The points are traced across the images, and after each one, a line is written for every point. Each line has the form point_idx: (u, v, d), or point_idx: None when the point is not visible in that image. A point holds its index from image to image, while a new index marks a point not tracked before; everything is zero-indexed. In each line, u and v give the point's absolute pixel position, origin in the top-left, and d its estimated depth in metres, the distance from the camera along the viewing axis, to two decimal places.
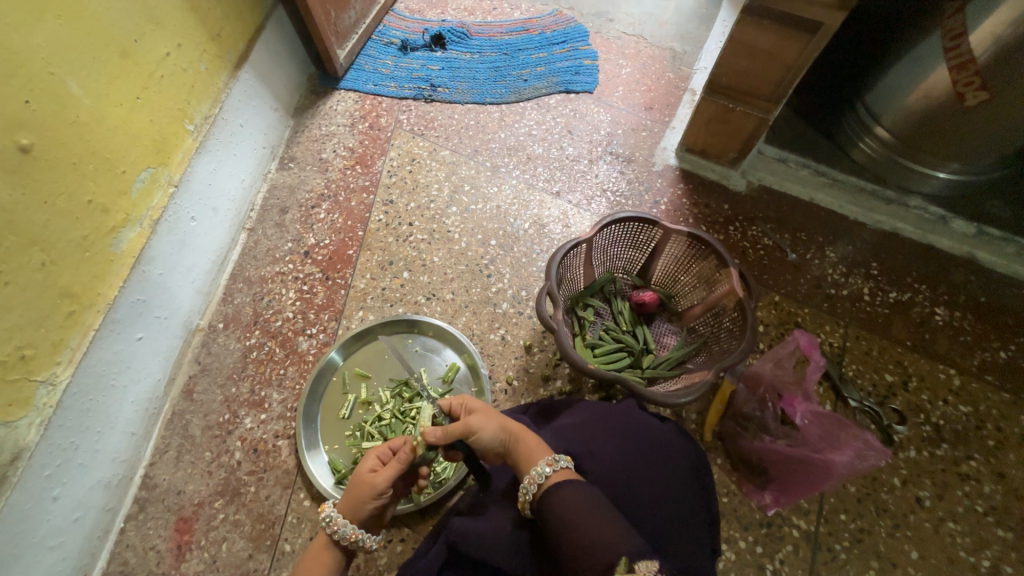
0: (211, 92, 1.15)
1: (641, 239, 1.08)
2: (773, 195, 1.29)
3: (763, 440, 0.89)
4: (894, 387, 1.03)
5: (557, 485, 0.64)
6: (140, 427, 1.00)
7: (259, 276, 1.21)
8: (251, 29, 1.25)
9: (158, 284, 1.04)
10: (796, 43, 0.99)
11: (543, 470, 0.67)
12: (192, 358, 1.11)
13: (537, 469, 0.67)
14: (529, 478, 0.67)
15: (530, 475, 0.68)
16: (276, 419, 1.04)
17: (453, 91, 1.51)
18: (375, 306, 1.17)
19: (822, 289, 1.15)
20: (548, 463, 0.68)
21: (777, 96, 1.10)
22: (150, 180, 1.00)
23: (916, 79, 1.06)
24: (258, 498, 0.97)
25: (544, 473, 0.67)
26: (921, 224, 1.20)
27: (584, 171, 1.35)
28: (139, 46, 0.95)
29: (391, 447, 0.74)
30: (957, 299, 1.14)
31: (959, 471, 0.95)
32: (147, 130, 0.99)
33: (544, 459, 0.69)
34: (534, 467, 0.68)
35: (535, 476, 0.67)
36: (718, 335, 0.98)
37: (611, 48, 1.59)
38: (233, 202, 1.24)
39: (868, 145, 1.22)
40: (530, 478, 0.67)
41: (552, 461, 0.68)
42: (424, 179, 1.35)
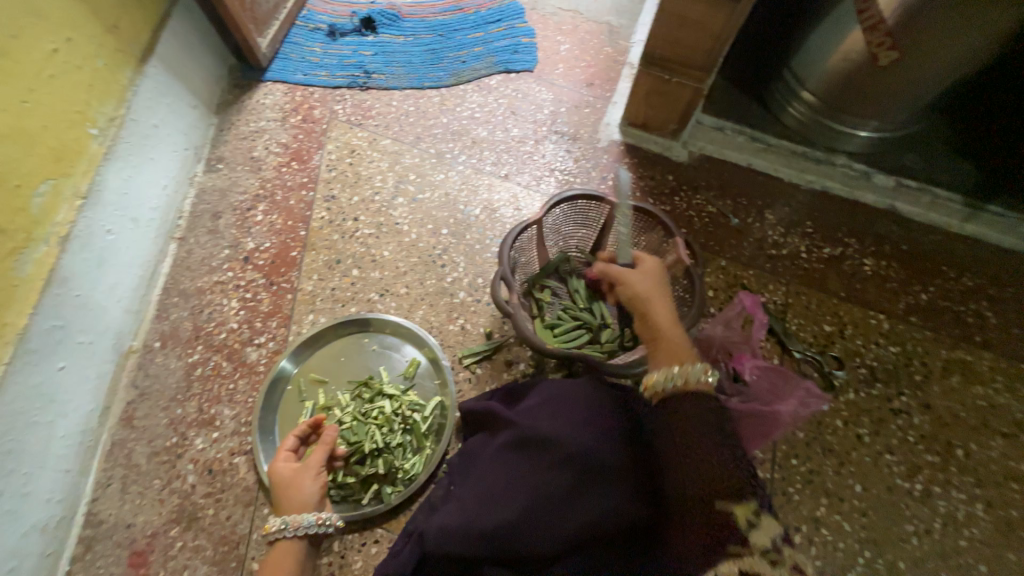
0: (115, 91, 1.04)
1: (590, 216, 1.08)
2: (713, 163, 1.32)
3: (720, 399, 0.92)
4: (831, 335, 1.10)
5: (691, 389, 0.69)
6: (75, 463, 0.93)
7: (196, 288, 1.13)
8: (154, 19, 1.14)
9: (78, 306, 0.95)
10: (721, 12, 1.01)
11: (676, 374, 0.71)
12: (128, 383, 1.03)
13: (693, 370, 0.70)
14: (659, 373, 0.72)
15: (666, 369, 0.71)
16: (230, 436, 0.99)
17: (389, 77, 1.45)
18: (326, 308, 1.12)
19: (764, 250, 1.21)
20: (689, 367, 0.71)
21: (709, 65, 1.12)
22: (52, 194, 0.90)
23: (834, 41, 1.11)
24: (218, 520, 0.92)
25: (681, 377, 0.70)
26: (848, 181, 1.28)
27: (531, 152, 1.34)
28: (18, 42, 0.84)
29: (290, 445, 0.82)
30: (883, 249, 1.22)
31: (891, 407, 1.03)
32: (41, 138, 0.88)
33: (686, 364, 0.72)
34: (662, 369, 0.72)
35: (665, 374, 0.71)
36: (670, 303, 1.01)
37: (548, 24, 1.56)
38: (156, 210, 1.14)
39: (796, 109, 1.27)
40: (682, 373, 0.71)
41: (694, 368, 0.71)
42: (366, 172, 1.30)
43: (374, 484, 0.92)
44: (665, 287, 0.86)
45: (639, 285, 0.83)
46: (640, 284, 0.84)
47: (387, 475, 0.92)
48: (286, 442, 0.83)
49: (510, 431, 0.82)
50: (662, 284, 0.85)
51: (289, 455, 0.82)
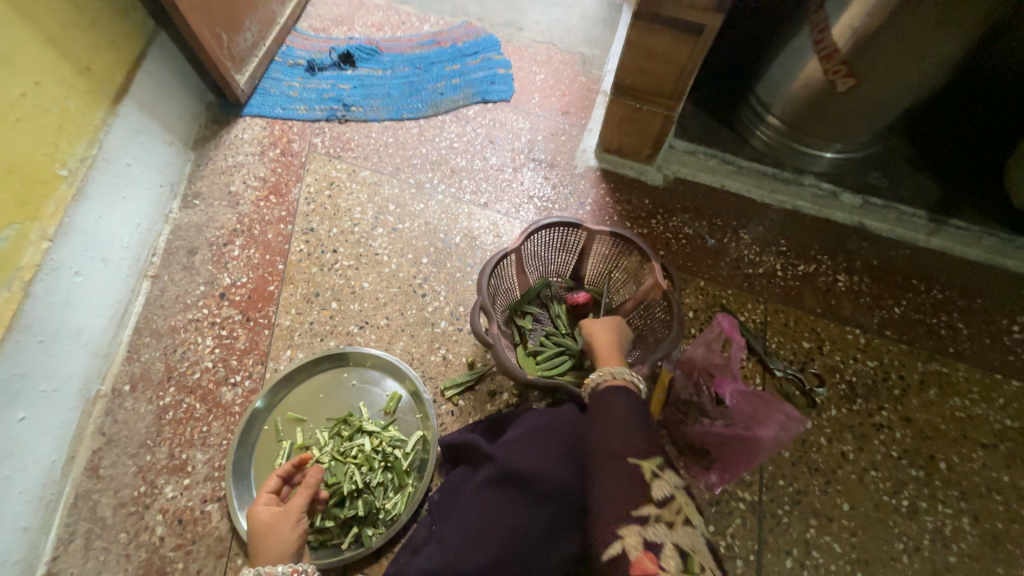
0: (86, 132, 1.03)
1: (569, 243, 1.09)
2: (687, 186, 1.36)
3: (703, 423, 0.92)
4: (811, 352, 1.11)
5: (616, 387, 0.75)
6: (35, 519, 0.88)
7: (169, 327, 1.10)
8: (128, 59, 1.14)
9: (41, 352, 0.91)
10: (685, 45, 1.05)
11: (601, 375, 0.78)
12: (95, 430, 0.98)
13: (602, 371, 0.79)
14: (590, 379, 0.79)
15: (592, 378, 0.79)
16: (202, 482, 0.95)
17: (367, 110, 1.46)
18: (305, 342, 1.10)
19: (741, 270, 1.23)
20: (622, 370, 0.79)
21: (676, 94, 1.16)
22: (16, 238, 0.88)
23: (795, 69, 1.16)
24: (189, 574, 0.87)
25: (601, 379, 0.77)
26: (817, 200, 1.32)
27: (510, 180, 1.36)
28: None
29: (271, 488, 0.80)
30: (854, 265, 1.25)
31: (873, 422, 1.04)
32: (6, 182, 0.87)
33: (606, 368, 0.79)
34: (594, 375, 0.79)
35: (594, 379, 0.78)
36: (651, 327, 1.01)
37: (524, 55, 1.61)
38: (127, 248, 1.12)
39: (763, 132, 1.32)
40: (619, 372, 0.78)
41: (613, 372, 0.78)
42: (345, 203, 1.30)
43: (354, 527, 0.88)
44: (620, 350, 0.89)
45: (602, 333, 0.90)
46: (600, 327, 0.92)
47: (368, 517, 0.89)
48: (267, 485, 0.81)
49: (488, 468, 0.81)
50: (615, 344, 0.89)
51: (269, 499, 0.79)
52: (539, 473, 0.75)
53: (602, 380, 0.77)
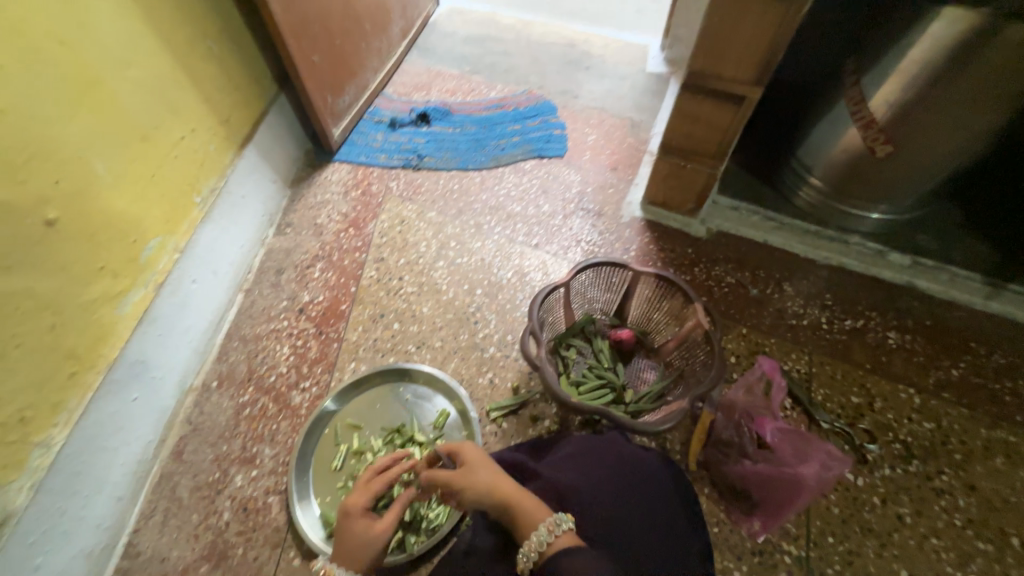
0: (218, 168, 1.26)
1: (614, 282, 1.17)
2: (730, 239, 1.42)
3: (744, 464, 0.92)
4: (861, 408, 1.09)
5: (564, 550, 0.69)
6: (127, 491, 0.99)
7: (254, 334, 1.26)
8: (255, 114, 1.41)
9: (157, 344, 1.08)
10: (728, 112, 1.17)
11: (544, 536, 0.70)
12: (183, 419, 1.12)
13: (539, 533, 0.71)
14: (529, 544, 0.71)
15: (530, 541, 0.71)
16: (267, 474, 1.04)
17: (438, 160, 1.67)
18: (367, 357, 1.21)
19: (784, 320, 1.25)
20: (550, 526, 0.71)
21: (720, 154, 1.27)
22: (158, 248, 1.08)
23: (836, 135, 1.25)
24: (246, 560, 0.95)
25: (545, 540, 0.70)
26: (864, 258, 1.34)
27: (560, 225, 1.49)
28: (157, 131, 1.08)
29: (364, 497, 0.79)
30: (905, 324, 1.24)
31: (933, 487, 0.99)
32: (159, 203, 1.08)
33: (544, 521, 0.72)
34: (534, 533, 0.72)
35: (536, 543, 0.70)
36: (692, 367, 1.05)
37: (577, 119, 1.80)
38: (231, 265, 1.32)
39: (806, 192, 1.38)
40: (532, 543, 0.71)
41: (554, 524, 0.71)
42: (412, 238, 1.46)
43: (398, 532, 0.93)
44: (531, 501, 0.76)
45: (476, 459, 0.81)
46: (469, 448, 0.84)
47: (411, 523, 0.94)
48: (362, 493, 0.79)
49: (534, 481, 0.88)
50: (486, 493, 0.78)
51: (364, 508, 0.79)
52: (583, 490, 0.82)
53: (546, 542, 0.70)
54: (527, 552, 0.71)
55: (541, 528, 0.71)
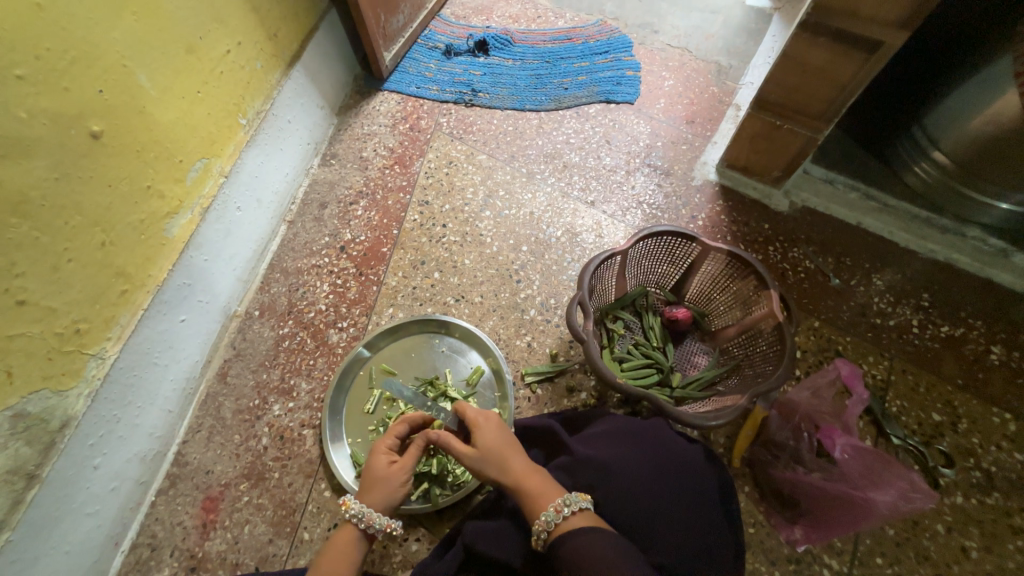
0: (264, 89, 1.19)
1: (677, 255, 1.05)
2: (817, 217, 1.24)
3: (796, 471, 0.86)
4: (941, 427, 0.97)
5: (575, 530, 0.66)
6: (176, 405, 1.05)
7: (296, 268, 1.25)
8: (304, 30, 1.30)
9: (203, 269, 1.08)
10: (852, 62, 0.95)
11: (553, 516, 0.68)
12: (228, 343, 1.15)
13: (547, 514, 0.68)
14: (539, 523, 0.68)
15: (540, 520, 0.69)
16: (303, 408, 1.07)
17: (493, 97, 1.52)
18: (405, 304, 1.18)
19: (866, 317, 1.10)
20: (557, 506, 0.68)
21: (827, 116, 1.06)
22: (203, 170, 1.05)
23: (980, 102, 1.01)
24: (281, 484, 0.99)
25: (554, 520, 0.67)
26: (979, 256, 1.15)
27: (621, 182, 1.34)
28: (203, 42, 1.00)
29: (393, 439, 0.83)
30: (1015, 338, 1.07)
31: (1011, 524, 0.89)
32: (204, 123, 1.03)
33: (555, 501, 0.69)
34: (543, 512, 0.69)
35: (545, 522, 0.68)
36: (752, 359, 0.95)
37: (655, 59, 1.57)
38: (276, 194, 1.28)
39: (923, 169, 1.16)
40: (540, 523, 0.68)
41: (563, 504, 0.68)
42: (460, 182, 1.37)
43: (424, 483, 0.93)
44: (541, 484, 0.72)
45: (491, 438, 0.78)
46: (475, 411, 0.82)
47: (438, 476, 0.94)
48: (390, 434, 0.84)
49: (565, 455, 0.83)
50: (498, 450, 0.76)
51: (390, 448, 0.83)
52: (614, 472, 0.77)
53: (555, 521, 0.67)
54: (537, 530, 0.68)
55: (548, 508, 0.69)
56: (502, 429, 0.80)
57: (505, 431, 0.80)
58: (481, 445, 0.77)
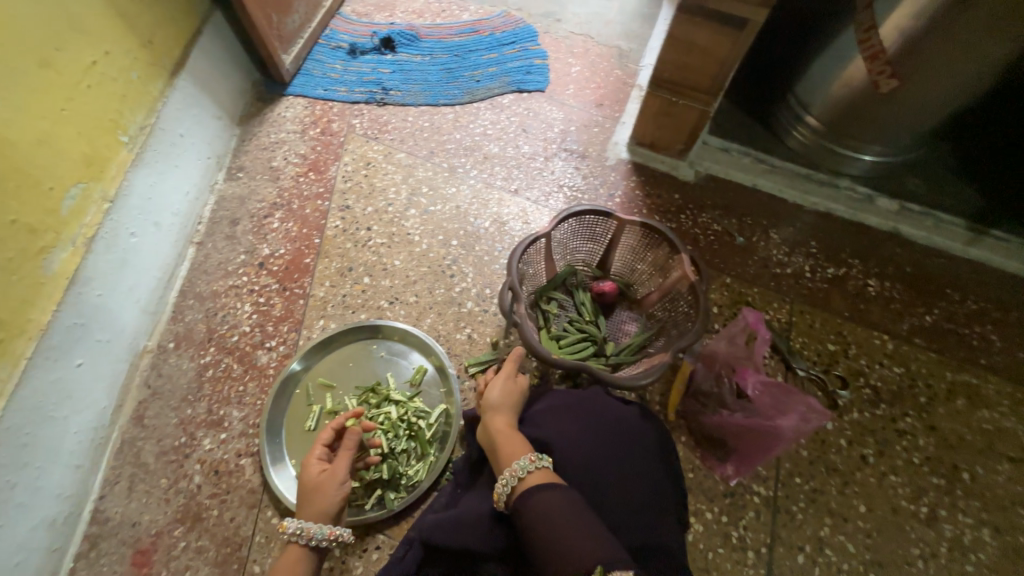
0: (146, 101, 1.09)
1: (598, 231, 1.10)
2: (719, 183, 1.35)
3: (722, 414, 0.94)
4: (835, 354, 1.11)
5: (540, 482, 0.70)
6: (86, 459, 0.94)
7: (211, 291, 1.16)
8: (186, 36, 1.20)
9: (98, 305, 0.98)
10: (728, 38, 1.04)
11: (525, 464, 0.72)
12: (141, 382, 1.05)
13: (519, 464, 0.73)
14: (511, 469, 0.73)
15: (511, 469, 0.73)
16: (237, 437, 1.00)
17: (405, 94, 1.50)
18: (337, 314, 1.14)
19: (768, 269, 1.23)
20: (531, 459, 0.73)
21: (715, 89, 1.16)
22: (81, 197, 0.94)
23: (835, 68, 1.15)
24: (222, 521, 0.93)
25: (526, 468, 0.72)
26: (853, 203, 1.31)
27: (541, 168, 1.38)
28: (61, 54, 0.89)
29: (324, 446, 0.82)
30: (886, 271, 1.24)
31: (897, 428, 1.03)
32: (75, 144, 0.93)
33: (529, 454, 0.75)
34: (517, 461, 0.73)
35: (516, 470, 0.72)
36: (675, 319, 1.02)
37: (560, 47, 1.62)
38: (177, 215, 1.18)
39: (800, 132, 1.31)
40: (512, 470, 0.72)
41: (537, 457, 0.73)
42: (380, 183, 1.34)
43: (377, 490, 0.92)
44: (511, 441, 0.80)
45: (500, 395, 0.88)
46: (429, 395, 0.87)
47: (391, 481, 0.93)
48: (319, 443, 0.82)
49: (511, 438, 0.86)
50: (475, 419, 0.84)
51: (322, 456, 0.81)
52: (557, 445, 0.81)
53: (526, 470, 0.72)
54: (506, 477, 0.72)
55: (523, 458, 0.74)
56: (513, 391, 0.89)
57: (514, 395, 0.89)
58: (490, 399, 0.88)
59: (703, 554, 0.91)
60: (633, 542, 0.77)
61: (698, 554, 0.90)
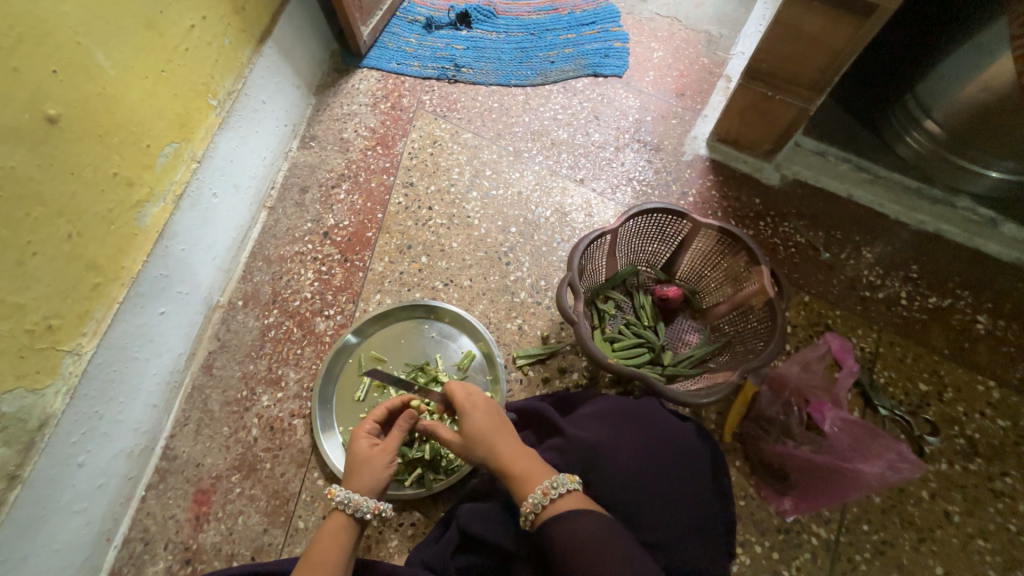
0: (235, 67, 1.13)
1: (668, 232, 1.04)
2: (808, 190, 1.23)
3: (786, 444, 0.87)
4: (927, 396, 0.99)
5: (560, 514, 0.66)
6: (161, 400, 1.02)
7: (279, 256, 1.21)
8: (274, 3, 1.23)
9: (180, 258, 1.04)
10: (847, 28, 0.92)
11: (539, 498, 0.67)
12: (212, 335, 1.12)
13: (532, 498, 0.68)
14: (526, 505, 0.68)
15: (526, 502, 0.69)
16: (292, 398, 1.05)
17: (477, 72, 1.47)
18: (393, 290, 1.16)
19: (856, 290, 1.10)
20: (544, 490, 0.68)
21: (820, 84, 1.03)
22: (174, 155, 0.99)
23: (974, 68, 0.99)
24: (273, 475, 0.99)
25: (540, 503, 0.67)
26: (969, 226, 1.15)
27: (610, 159, 1.31)
28: (163, 17, 0.93)
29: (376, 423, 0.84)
30: (1001, 307, 1.08)
31: (992, 488, 0.91)
32: (171, 105, 0.97)
33: (541, 483, 0.69)
34: (529, 495, 0.69)
35: (531, 505, 0.68)
36: (743, 335, 0.94)
37: (643, 29, 1.52)
38: (254, 179, 1.24)
39: (914, 139, 1.15)
40: (527, 505, 0.68)
41: (550, 487, 0.68)
42: (445, 162, 1.33)
43: (418, 469, 0.93)
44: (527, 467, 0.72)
45: (480, 423, 0.76)
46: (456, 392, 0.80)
47: (432, 462, 0.94)
48: (370, 419, 0.84)
49: (557, 436, 0.84)
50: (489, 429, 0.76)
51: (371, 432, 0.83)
52: (604, 451, 0.77)
53: (542, 504, 0.67)
54: (524, 512, 0.68)
55: (535, 491, 0.69)
56: (491, 412, 0.78)
57: (493, 415, 0.78)
58: (465, 432, 0.76)
59: None
60: (676, 566, 0.72)
61: None
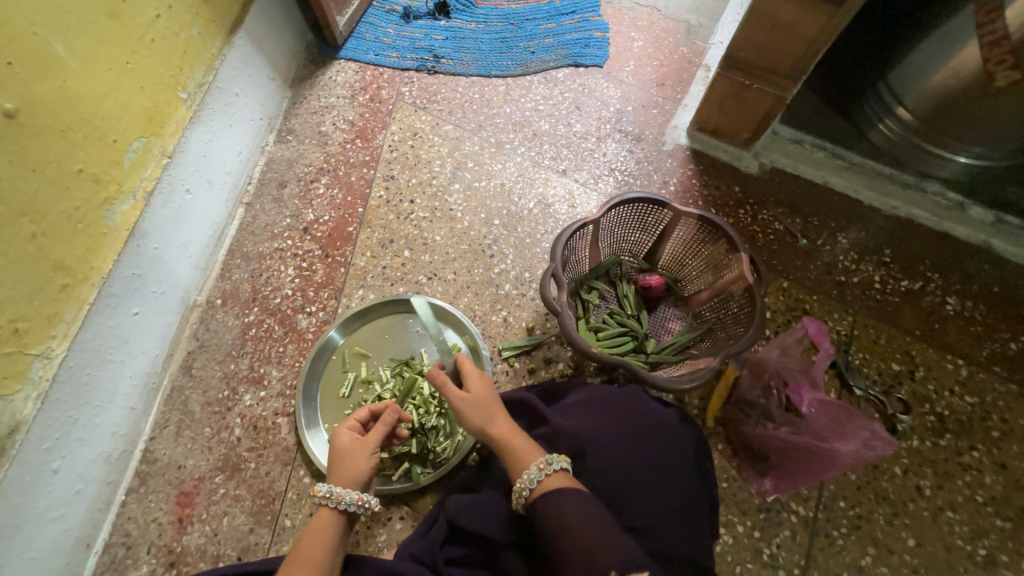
0: (205, 58, 1.09)
1: (650, 222, 1.04)
2: (785, 177, 1.25)
3: (766, 427, 0.90)
4: (900, 376, 1.02)
5: (548, 494, 0.68)
6: (139, 402, 1.00)
7: (258, 252, 1.19)
8: None
9: (154, 257, 1.02)
10: (820, 16, 0.92)
11: (532, 476, 0.70)
12: (190, 334, 1.10)
13: (527, 475, 0.70)
14: (519, 483, 0.71)
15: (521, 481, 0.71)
16: (276, 396, 1.04)
17: (457, 63, 1.45)
18: (376, 285, 1.15)
19: (832, 276, 1.13)
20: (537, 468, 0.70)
21: (797, 73, 1.04)
22: (143, 150, 0.96)
23: (942, 54, 1.02)
24: (258, 474, 0.98)
25: (536, 478, 0.70)
26: (939, 211, 1.18)
27: (592, 149, 1.31)
28: (127, 6, 0.89)
29: (360, 417, 0.85)
30: (969, 289, 1.12)
31: (961, 462, 0.95)
32: (139, 98, 0.94)
33: (535, 463, 0.71)
34: (525, 471, 0.71)
35: (526, 481, 0.70)
36: (724, 321, 0.96)
37: (623, 19, 1.52)
38: (229, 174, 1.20)
39: (887, 127, 1.18)
40: (520, 482, 0.71)
41: (544, 464, 0.70)
42: (426, 155, 1.31)
43: (405, 463, 0.93)
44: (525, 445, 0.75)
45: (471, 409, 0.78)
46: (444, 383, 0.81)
47: (419, 456, 0.93)
48: (354, 415, 0.85)
49: (543, 427, 0.84)
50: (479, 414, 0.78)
51: (354, 427, 0.83)
52: (591, 440, 0.78)
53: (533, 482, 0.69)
54: (518, 490, 0.70)
55: (529, 469, 0.71)
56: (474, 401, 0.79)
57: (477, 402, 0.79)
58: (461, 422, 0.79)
59: (730, 567, 0.87)
60: (662, 550, 0.73)
61: (726, 567, 0.87)
